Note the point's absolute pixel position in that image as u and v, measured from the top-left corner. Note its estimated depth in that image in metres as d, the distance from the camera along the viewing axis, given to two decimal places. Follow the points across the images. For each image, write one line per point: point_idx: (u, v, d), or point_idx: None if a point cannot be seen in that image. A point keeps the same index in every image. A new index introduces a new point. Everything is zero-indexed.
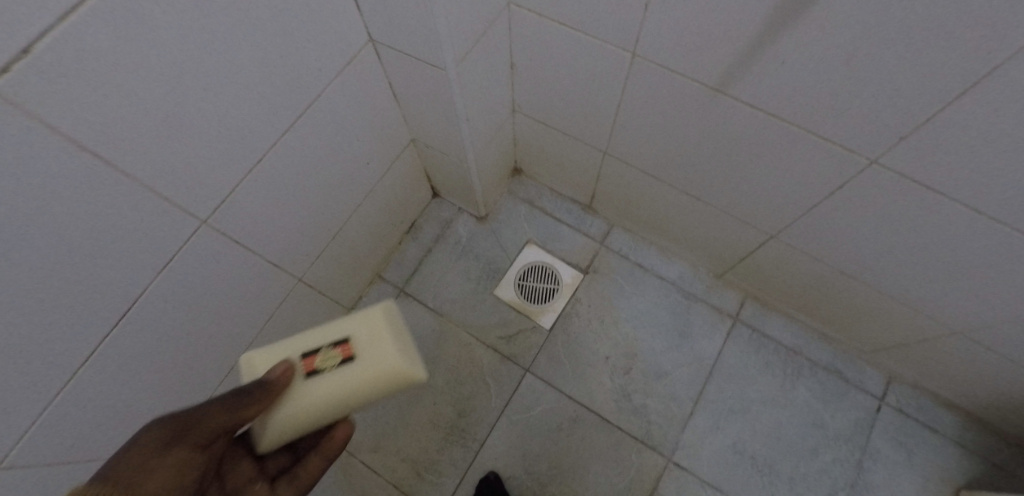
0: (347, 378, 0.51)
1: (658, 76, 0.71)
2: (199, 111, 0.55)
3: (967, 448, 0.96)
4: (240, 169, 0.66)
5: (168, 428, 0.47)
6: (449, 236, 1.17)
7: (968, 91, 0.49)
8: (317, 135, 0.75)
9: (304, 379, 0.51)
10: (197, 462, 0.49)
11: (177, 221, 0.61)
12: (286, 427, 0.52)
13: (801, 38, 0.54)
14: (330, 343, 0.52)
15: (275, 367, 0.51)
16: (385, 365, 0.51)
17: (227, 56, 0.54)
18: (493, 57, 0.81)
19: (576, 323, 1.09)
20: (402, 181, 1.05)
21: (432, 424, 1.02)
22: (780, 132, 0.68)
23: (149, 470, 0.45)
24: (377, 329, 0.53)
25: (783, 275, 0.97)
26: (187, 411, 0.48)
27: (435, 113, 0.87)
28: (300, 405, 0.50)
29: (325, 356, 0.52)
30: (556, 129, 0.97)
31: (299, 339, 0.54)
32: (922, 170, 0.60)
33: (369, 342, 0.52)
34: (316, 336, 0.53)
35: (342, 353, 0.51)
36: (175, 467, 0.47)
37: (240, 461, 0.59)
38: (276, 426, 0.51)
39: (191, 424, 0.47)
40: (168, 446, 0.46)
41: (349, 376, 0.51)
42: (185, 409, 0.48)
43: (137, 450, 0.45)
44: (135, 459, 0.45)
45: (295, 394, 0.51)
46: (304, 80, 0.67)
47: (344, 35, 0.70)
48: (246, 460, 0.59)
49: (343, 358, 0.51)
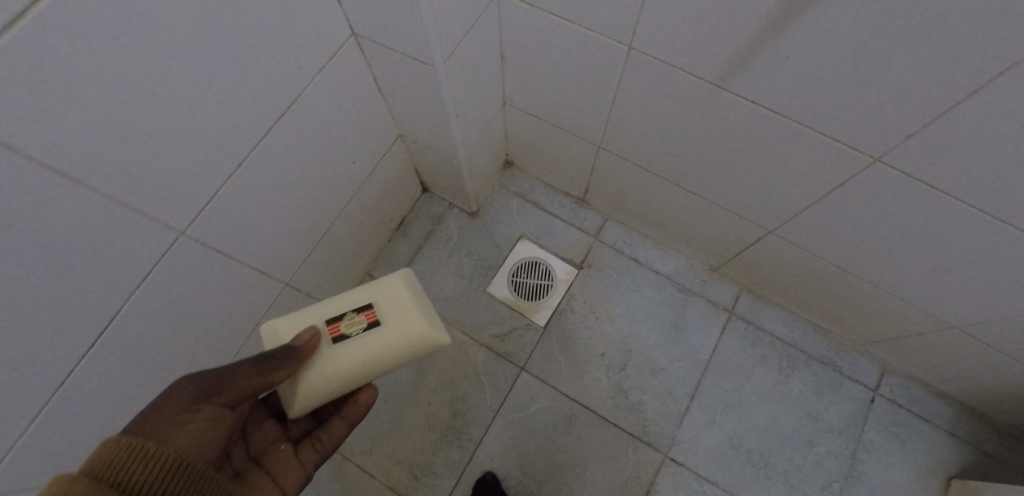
0: (375, 339, 0.57)
1: (655, 70, 0.68)
2: (171, 119, 0.51)
3: (958, 437, 0.97)
4: (219, 176, 0.62)
5: (201, 384, 0.50)
6: (440, 233, 1.15)
7: (983, 90, 0.47)
8: (298, 136, 0.72)
9: (332, 343, 0.56)
10: (225, 419, 0.52)
11: (154, 235, 0.57)
12: (316, 390, 0.56)
13: (809, 34, 0.52)
14: (353, 310, 0.58)
15: (303, 333, 0.55)
16: (410, 328, 0.58)
17: (199, 58, 0.50)
18: (483, 50, 0.77)
19: (571, 320, 1.07)
20: (390, 178, 1.02)
21: (427, 425, 1.01)
22: (782, 129, 0.66)
23: (184, 422, 0.47)
24: (398, 297, 0.59)
25: (780, 270, 0.96)
26: (220, 371, 0.51)
27: (422, 109, 0.83)
28: (331, 366, 0.55)
29: (351, 321, 0.57)
30: (549, 122, 0.94)
31: (322, 309, 0.59)
32: (928, 169, 0.59)
33: (392, 308, 0.59)
34: (337, 306, 0.58)
35: (368, 318, 0.58)
36: (206, 421, 0.49)
37: (265, 424, 0.63)
38: (306, 388, 0.55)
39: (223, 382, 0.50)
40: (200, 401, 0.49)
41: (376, 337, 0.57)
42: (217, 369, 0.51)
43: (172, 403, 0.48)
44: (171, 412, 0.47)
45: (325, 357, 0.55)
46: (283, 79, 0.63)
47: (324, 29, 0.66)
48: (270, 422, 0.64)
49: (369, 322, 0.57)
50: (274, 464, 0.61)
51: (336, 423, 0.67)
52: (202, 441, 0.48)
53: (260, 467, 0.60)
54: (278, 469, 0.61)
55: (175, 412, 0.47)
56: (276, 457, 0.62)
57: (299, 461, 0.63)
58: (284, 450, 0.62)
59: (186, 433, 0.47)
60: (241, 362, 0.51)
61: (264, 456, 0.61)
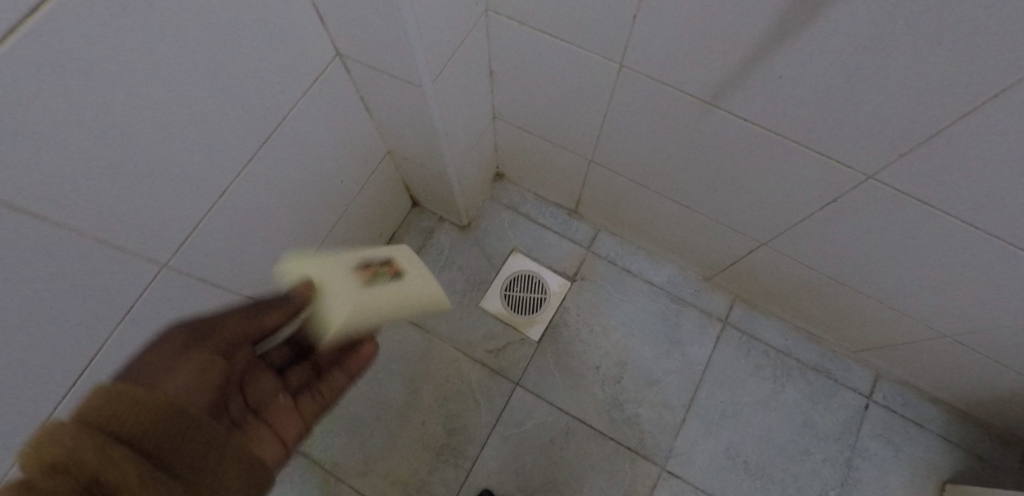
0: (401, 289, 0.57)
1: (646, 87, 0.68)
2: (150, 150, 0.49)
3: (952, 442, 0.98)
4: (202, 204, 0.60)
5: (192, 331, 0.50)
6: (431, 247, 1.13)
7: (974, 112, 0.47)
8: (284, 158, 0.70)
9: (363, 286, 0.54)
10: (217, 367, 0.49)
11: (136, 268, 0.55)
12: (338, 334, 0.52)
13: (799, 55, 0.51)
14: (378, 261, 0.57)
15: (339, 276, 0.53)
16: (429, 284, 0.61)
17: (179, 89, 0.49)
18: (471, 67, 0.76)
19: (565, 333, 1.06)
20: (379, 194, 1.00)
21: (422, 443, 1.00)
22: (774, 146, 0.66)
23: (175, 366, 0.46)
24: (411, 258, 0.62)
25: (772, 280, 0.96)
26: (209, 319, 0.52)
27: (411, 127, 0.82)
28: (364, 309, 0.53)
29: (378, 271, 0.57)
30: (539, 136, 0.93)
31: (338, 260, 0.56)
32: (920, 186, 0.58)
33: (409, 265, 0.61)
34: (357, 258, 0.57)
35: (392, 270, 0.58)
36: (197, 365, 0.47)
37: (264, 378, 0.59)
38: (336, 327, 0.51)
39: (213, 328, 0.51)
40: (190, 346, 0.49)
41: (405, 288, 0.57)
42: (207, 317, 0.52)
43: (164, 348, 0.48)
44: (161, 356, 0.47)
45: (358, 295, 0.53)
46: (266, 102, 0.62)
47: (308, 50, 0.64)
48: (270, 376, 0.60)
49: (394, 274, 0.58)
50: (275, 417, 0.57)
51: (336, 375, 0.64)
52: (193, 389, 0.46)
53: (262, 421, 0.56)
54: (280, 421, 0.57)
55: (165, 358, 0.46)
56: (276, 408, 0.58)
57: (302, 413, 0.60)
58: (285, 401, 0.59)
59: (175, 378, 0.45)
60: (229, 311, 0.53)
61: (265, 410, 0.57)
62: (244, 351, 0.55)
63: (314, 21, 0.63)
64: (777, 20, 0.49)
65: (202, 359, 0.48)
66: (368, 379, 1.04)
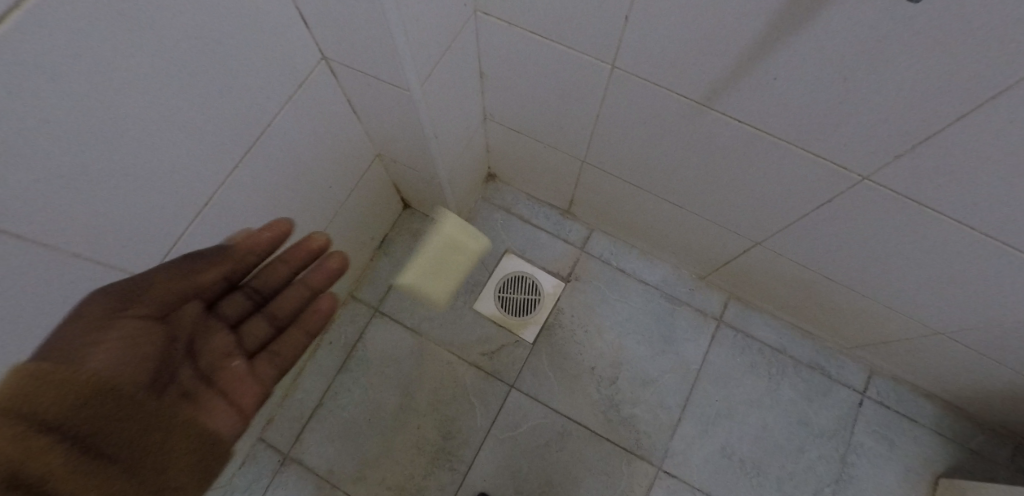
0: None
1: (638, 87, 0.67)
2: (130, 162, 0.48)
3: (945, 436, 0.98)
4: (185, 215, 0.59)
5: (113, 298, 0.49)
6: (424, 249, 1.12)
7: (969, 114, 0.47)
8: (271, 165, 0.68)
9: None
10: (146, 339, 0.51)
11: (118, 282, 0.54)
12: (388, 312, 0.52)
13: (794, 56, 0.50)
14: None
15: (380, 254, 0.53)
16: None
17: (157, 99, 0.47)
18: (461, 68, 0.75)
19: (560, 334, 1.06)
20: (369, 197, 0.99)
21: (417, 448, 0.99)
22: (768, 147, 0.65)
23: (99, 338, 0.48)
24: None
25: (767, 278, 0.96)
26: (133, 280, 0.51)
27: (400, 130, 0.80)
28: None
29: None
30: (531, 137, 0.92)
31: None
32: (915, 188, 0.58)
33: None
34: None
35: None
36: (123, 337, 0.49)
37: (219, 339, 0.61)
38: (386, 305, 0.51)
39: (140, 292, 0.51)
40: (115, 315, 0.49)
41: None
42: (131, 279, 0.51)
43: (85, 320, 0.48)
44: (81, 331, 0.47)
45: None
46: (250, 109, 0.60)
47: (293, 55, 0.63)
48: (224, 336, 0.62)
49: None
50: (225, 383, 0.59)
51: (293, 333, 0.68)
52: (119, 360, 0.49)
53: (211, 389, 0.58)
54: (231, 386, 0.60)
55: (87, 332, 0.47)
56: (227, 374, 0.60)
57: (254, 377, 0.63)
58: (236, 367, 0.61)
59: (101, 349, 0.48)
60: (159, 271, 0.53)
61: (217, 377, 0.59)
62: (184, 317, 0.57)
63: (298, 25, 0.61)
64: (771, 22, 0.48)
65: (127, 327, 0.50)
66: (362, 384, 1.03)
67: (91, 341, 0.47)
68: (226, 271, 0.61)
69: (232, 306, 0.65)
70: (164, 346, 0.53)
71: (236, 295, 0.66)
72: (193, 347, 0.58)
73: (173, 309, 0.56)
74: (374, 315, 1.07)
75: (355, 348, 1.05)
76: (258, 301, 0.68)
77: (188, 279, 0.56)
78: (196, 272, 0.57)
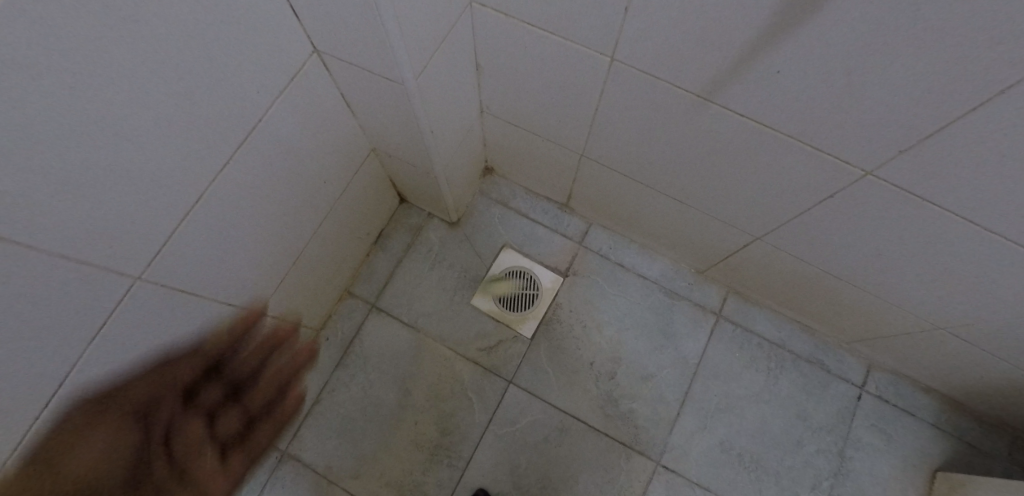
0: None
1: (638, 81, 0.65)
2: (113, 159, 0.47)
3: (943, 430, 0.98)
4: (173, 213, 0.57)
5: (88, 409, 0.56)
6: (421, 244, 1.11)
7: (976, 109, 0.45)
8: (262, 161, 0.67)
9: None
10: (128, 430, 0.58)
11: (106, 283, 0.53)
12: None
13: (799, 48, 0.49)
14: None
15: None
16: None
17: (138, 96, 0.46)
18: (456, 61, 0.73)
19: (558, 330, 1.05)
20: (364, 192, 0.97)
21: (415, 444, 0.99)
22: (770, 142, 0.64)
23: (78, 445, 0.54)
24: None
25: (767, 273, 0.95)
26: (111, 386, 0.59)
27: (395, 124, 0.79)
28: None
29: None
30: (528, 131, 0.90)
31: None
32: (920, 184, 0.57)
33: None
34: None
35: None
36: (108, 439, 0.56)
37: (194, 425, 0.67)
38: None
39: (113, 395, 0.59)
40: (95, 414, 0.56)
41: None
42: (107, 384, 0.59)
43: (66, 429, 0.54)
44: (62, 440, 0.53)
45: None
46: (239, 104, 0.58)
47: (283, 48, 0.61)
48: (200, 420, 0.68)
49: None
50: (200, 479, 0.67)
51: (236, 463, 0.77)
52: (98, 457, 0.55)
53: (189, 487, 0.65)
54: (207, 485, 0.68)
55: (68, 436, 0.53)
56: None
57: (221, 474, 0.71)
58: (209, 463, 0.69)
59: (85, 451, 0.54)
60: (132, 378, 0.62)
61: (192, 480, 0.66)
62: (162, 413, 0.63)
63: (288, 16, 0.59)
64: (775, 14, 0.47)
65: (114, 425, 0.57)
66: (359, 380, 1.02)
67: (77, 446, 0.54)
68: (198, 362, 0.71)
69: (211, 395, 0.72)
70: (143, 445, 0.60)
71: (214, 387, 0.73)
72: (173, 436, 0.64)
73: (153, 404, 0.63)
74: (371, 311, 1.07)
75: (352, 344, 1.05)
76: (233, 395, 0.76)
77: (167, 374, 0.66)
78: (173, 368, 0.67)
